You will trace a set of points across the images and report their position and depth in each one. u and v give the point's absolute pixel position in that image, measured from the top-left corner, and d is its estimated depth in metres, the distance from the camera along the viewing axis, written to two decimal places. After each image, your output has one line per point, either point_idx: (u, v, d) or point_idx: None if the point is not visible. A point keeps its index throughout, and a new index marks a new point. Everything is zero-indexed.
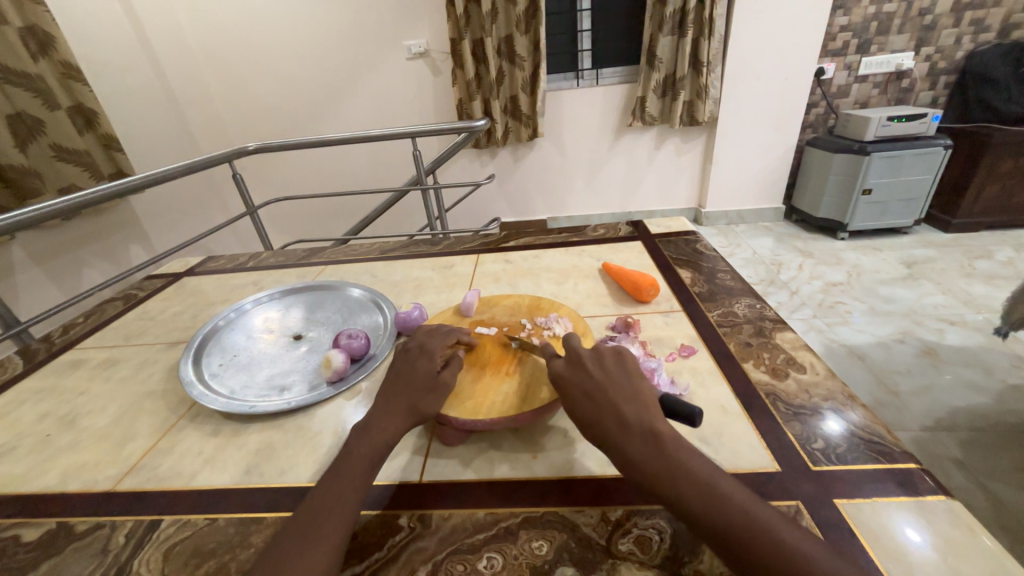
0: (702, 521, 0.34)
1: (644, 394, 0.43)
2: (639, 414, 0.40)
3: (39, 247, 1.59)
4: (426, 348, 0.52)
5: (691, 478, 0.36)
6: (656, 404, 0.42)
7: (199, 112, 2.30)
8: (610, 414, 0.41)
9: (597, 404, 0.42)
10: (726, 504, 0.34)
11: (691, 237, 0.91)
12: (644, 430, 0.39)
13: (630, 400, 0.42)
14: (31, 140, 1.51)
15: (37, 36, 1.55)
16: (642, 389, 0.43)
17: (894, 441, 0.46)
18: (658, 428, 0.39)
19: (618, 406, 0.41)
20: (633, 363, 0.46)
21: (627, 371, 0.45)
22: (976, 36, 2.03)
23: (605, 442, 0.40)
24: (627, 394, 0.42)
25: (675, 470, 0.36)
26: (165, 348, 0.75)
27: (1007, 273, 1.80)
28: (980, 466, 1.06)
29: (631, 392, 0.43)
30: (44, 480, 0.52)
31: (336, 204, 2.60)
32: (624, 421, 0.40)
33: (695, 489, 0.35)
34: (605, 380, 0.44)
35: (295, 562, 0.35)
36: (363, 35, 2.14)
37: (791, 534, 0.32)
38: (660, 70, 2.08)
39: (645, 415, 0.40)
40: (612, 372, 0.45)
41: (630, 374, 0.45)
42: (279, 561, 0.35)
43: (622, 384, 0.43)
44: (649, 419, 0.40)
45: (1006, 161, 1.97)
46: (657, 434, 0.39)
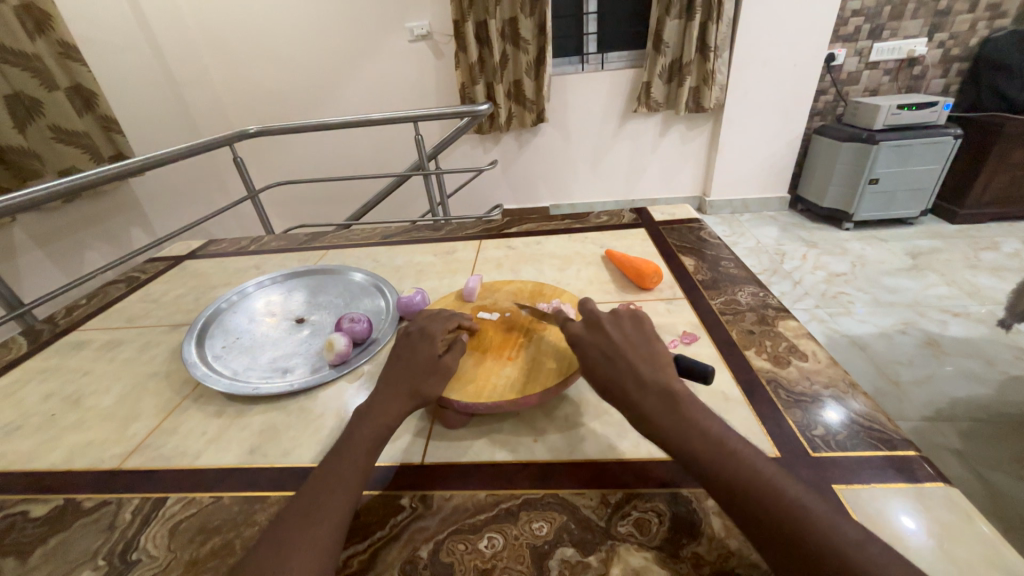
0: (709, 474, 0.35)
1: (661, 358, 0.43)
2: (655, 375, 0.41)
3: (41, 229, 1.59)
4: (428, 330, 0.52)
5: (702, 435, 0.37)
6: (671, 367, 0.43)
7: (199, 94, 2.27)
8: (628, 373, 0.42)
9: (615, 365, 0.43)
10: (733, 461, 0.35)
11: (695, 224, 0.90)
12: (660, 389, 0.40)
13: (649, 362, 0.43)
14: (30, 120, 1.49)
15: (33, 14, 1.52)
16: (660, 352, 0.44)
17: (894, 429, 0.46)
18: (674, 388, 0.40)
19: (636, 367, 0.42)
20: (650, 327, 0.47)
21: (646, 336, 0.46)
22: (991, 22, 1.98)
23: (621, 400, 0.41)
24: (644, 357, 0.43)
25: (688, 428, 0.37)
26: (168, 330, 0.75)
27: (1013, 264, 1.79)
28: (978, 457, 1.06)
29: (648, 355, 0.43)
30: (51, 458, 0.53)
31: (337, 189, 2.58)
32: (641, 381, 0.41)
33: (705, 445, 0.36)
34: (623, 343, 0.45)
35: (304, 532, 0.36)
36: (364, 16, 2.10)
37: (793, 489, 0.33)
38: (666, 55, 2.04)
39: (662, 376, 0.41)
40: (630, 335, 0.45)
41: (648, 338, 0.45)
42: (286, 533, 0.36)
43: (639, 346, 0.44)
44: (665, 380, 0.41)
45: (1017, 151, 1.93)
46: (673, 394, 0.40)
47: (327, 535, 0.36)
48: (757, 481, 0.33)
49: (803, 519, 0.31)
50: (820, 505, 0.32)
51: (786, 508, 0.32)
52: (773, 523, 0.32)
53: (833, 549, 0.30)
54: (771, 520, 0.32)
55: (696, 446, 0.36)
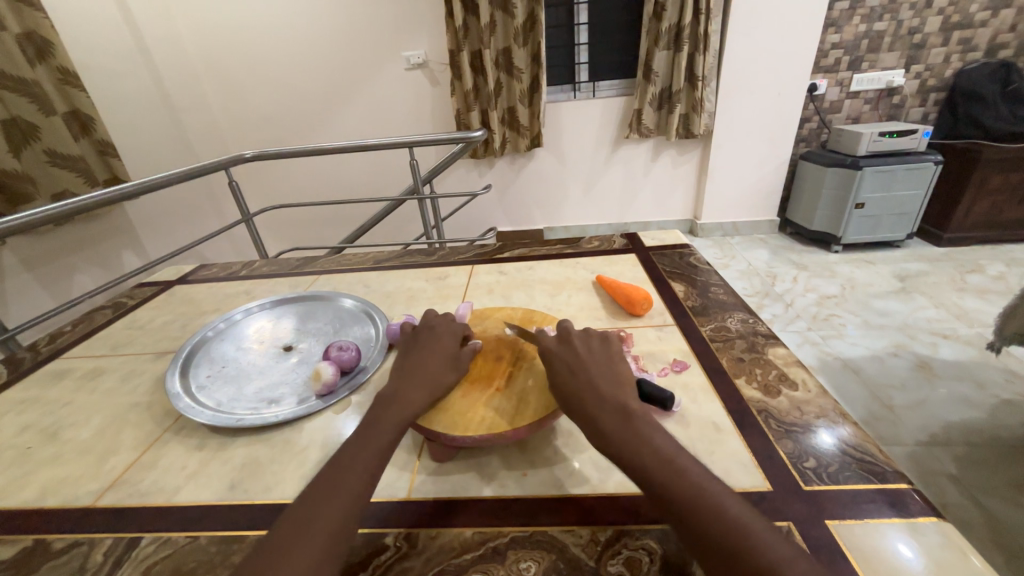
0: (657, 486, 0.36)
1: (625, 378, 0.46)
2: (615, 392, 0.44)
3: (31, 252, 1.58)
4: (444, 338, 0.57)
5: (653, 450, 0.38)
6: (631, 387, 0.46)
7: (197, 119, 2.30)
8: (588, 388, 0.44)
9: (577, 380, 0.46)
10: (679, 476, 0.36)
11: (685, 250, 0.91)
12: (618, 405, 0.42)
13: (610, 380, 0.45)
14: (26, 145, 1.50)
15: (35, 43, 1.56)
16: (621, 371, 0.47)
17: (885, 460, 0.45)
18: (631, 406, 0.42)
19: (597, 384, 0.45)
20: (618, 350, 0.50)
21: (611, 357, 0.49)
22: (964, 55, 2.08)
23: (581, 414, 0.43)
24: (606, 375, 0.46)
25: (641, 443, 0.39)
26: (153, 358, 0.74)
27: (999, 287, 1.82)
28: (975, 483, 1.05)
29: (612, 374, 0.46)
30: (23, 495, 0.51)
31: (333, 212, 2.60)
32: (601, 396, 0.43)
33: (654, 458, 0.38)
34: (588, 362, 0.48)
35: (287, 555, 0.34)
36: (363, 45, 2.16)
37: (737, 508, 0.34)
38: (655, 83, 2.11)
39: (620, 393, 0.44)
40: (596, 355, 0.49)
41: (612, 359, 0.48)
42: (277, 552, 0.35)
43: (603, 366, 0.47)
44: (623, 397, 0.43)
45: (996, 177, 1.99)
46: (628, 411, 0.42)
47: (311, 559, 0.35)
48: (706, 498, 0.35)
49: (748, 538, 0.32)
50: (759, 524, 0.33)
51: (727, 525, 0.33)
52: (713, 535, 0.33)
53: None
54: (712, 534, 0.33)
55: (646, 459, 0.38)
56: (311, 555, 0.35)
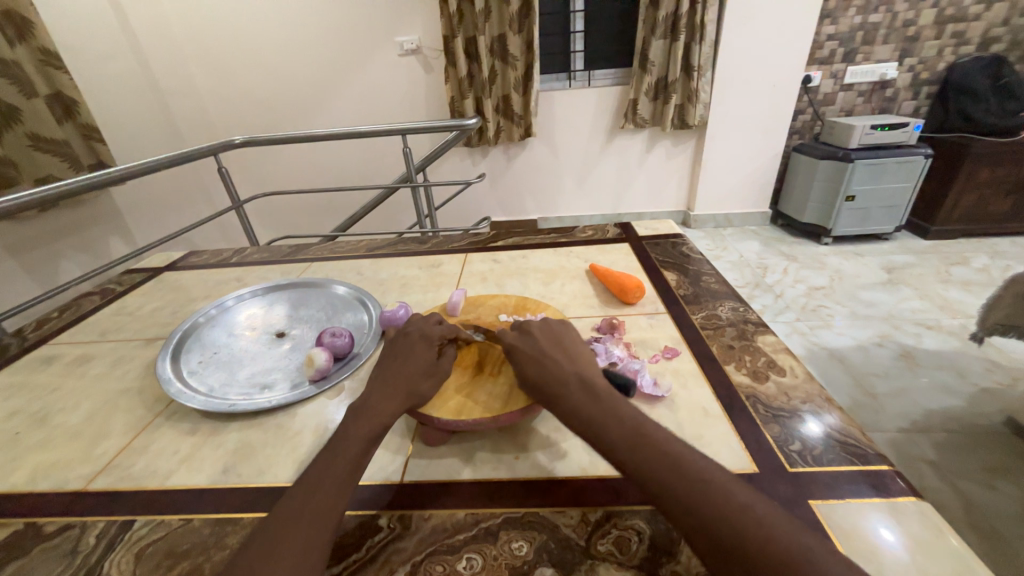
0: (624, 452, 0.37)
1: (588, 361, 0.47)
2: (578, 371, 0.45)
3: (15, 238, 1.55)
4: (426, 333, 0.53)
5: (617, 420, 0.39)
6: (593, 366, 0.47)
7: (184, 103, 2.25)
8: (552, 370, 0.45)
9: (542, 363, 0.46)
10: (644, 439, 0.37)
11: (678, 240, 0.92)
12: (582, 381, 0.43)
13: (572, 361, 0.46)
14: (6, 128, 1.46)
15: (15, 21, 1.50)
16: (583, 353, 0.48)
17: (868, 444, 0.46)
18: (596, 381, 0.43)
19: (560, 365, 0.46)
20: (576, 335, 0.51)
21: (572, 340, 0.50)
22: (956, 48, 2.09)
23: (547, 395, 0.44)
24: (569, 358, 0.47)
25: (605, 414, 0.40)
26: (143, 344, 0.73)
27: (982, 279, 1.86)
28: (953, 468, 1.09)
29: (573, 356, 0.47)
30: (12, 480, 0.51)
31: (324, 200, 2.57)
32: (563, 376, 0.44)
33: (617, 427, 0.39)
34: (549, 347, 0.48)
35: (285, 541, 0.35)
36: (355, 29, 2.12)
37: (701, 467, 0.35)
38: (651, 73, 2.09)
39: (582, 370, 0.45)
40: (557, 340, 0.49)
41: (573, 344, 0.49)
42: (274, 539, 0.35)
43: (564, 350, 0.48)
44: (586, 375, 0.44)
45: (984, 171, 2.02)
46: (592, 387, 0.42)
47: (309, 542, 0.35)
48: (670, 460, 0.35)
49: (716, 491, 0.33)
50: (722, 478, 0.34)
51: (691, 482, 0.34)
52: (679, 492, 0.34)
53: (777, 547, 0.30)
54: (677, 491, 0.34)
55: (610, 428, 0.39)
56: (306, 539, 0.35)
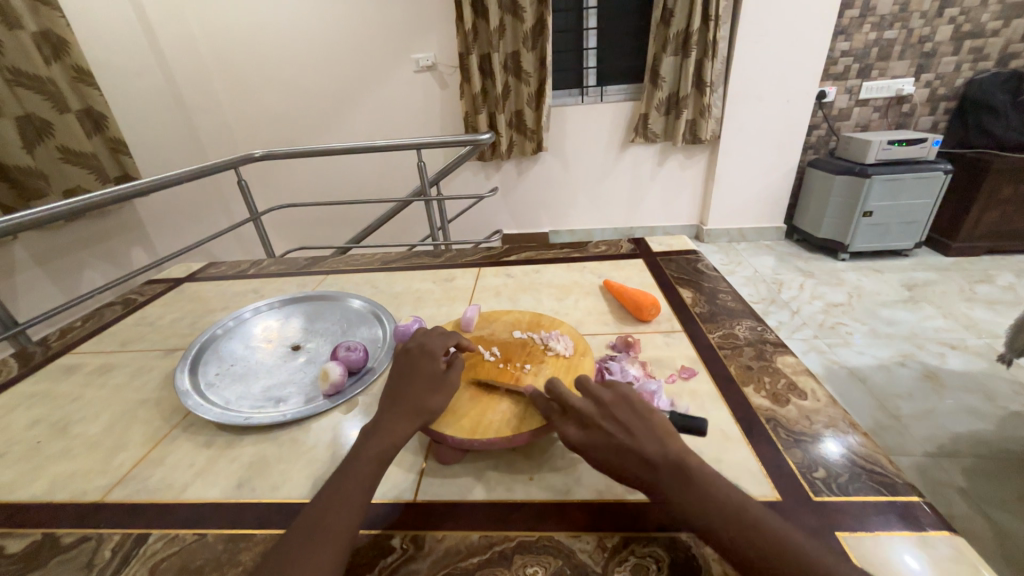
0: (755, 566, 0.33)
1: (658, 431, 0.40)
2: (660, 450, 0.38)
3: (42, 247, 1.60)
4: (430, 347, 0.52)
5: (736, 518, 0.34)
6: (676, 434, 0.40)
7: (209, 119, 2.33)
8: (633, 455, 0.39)
9: (621, 445, 0.40)
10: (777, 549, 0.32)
11: (692, 256, 0.91)
12: (673, 466, 0.37)
13: (652, 439, 0.39)
14: (39, 142, 1.52)
15: (51, 41, 1.58)
16: (661, 419, 0.41)
17: (895, 472, 0.45)
18: (686, 458, 0.37)
19: (643, 447, 0.39)
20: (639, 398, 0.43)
21: (637, 409, 0.42)
22: (975, 64, 2.07)
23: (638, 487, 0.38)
24: (644, 435, 0.40)
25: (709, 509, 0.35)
26: (162, 355, 0.75)
27: (1008, 298, 1.80)
28: (984, 495, 1.04)
29: (646, 432, 0.40)
30: (32, 489, 0.51)
31: (340, 213, 2.61)
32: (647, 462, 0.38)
33: (726, 524, 0.34)
34: (618, 426, 0.41)
35: (300, 563, 0.35)
36: (372, 47, 2.18)
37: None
38: (662, 88, 2.11)
39: (670, 449, 0.38)
40: (620, 412, 0.42)
41: (636, 411, 0.42)
42: (287, 560, 0.35)
43: (633, 425, 0.41)
44: (672, 449, 0.38)
45: (1007, 187, 1.98)
46: (684, 468, 0.37)
47: (326, 560, 0.35)
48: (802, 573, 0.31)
49: None
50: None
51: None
52: None
53: None
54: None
55: (720, 527, 0.34)
56: (322, 561, 0.35)
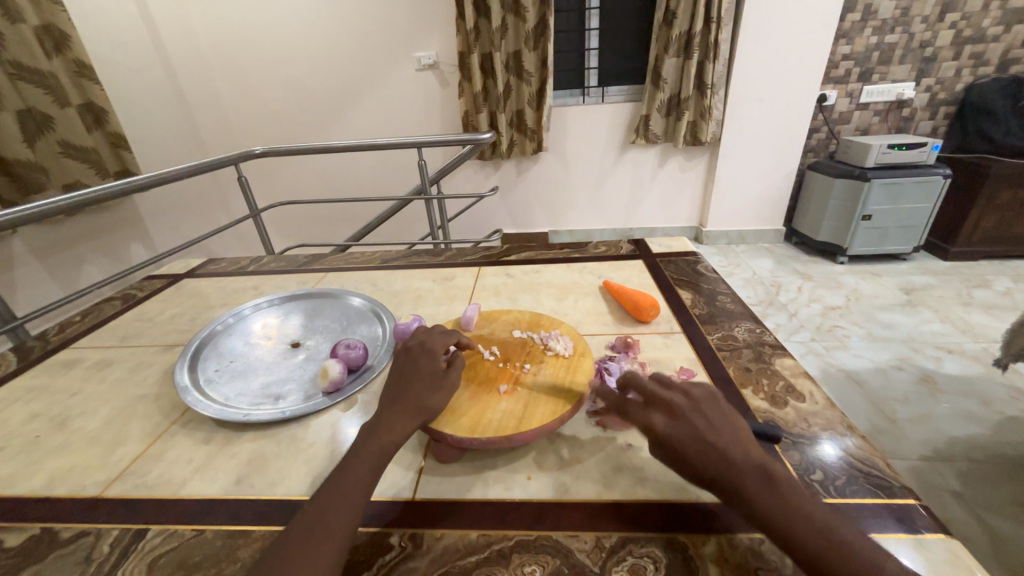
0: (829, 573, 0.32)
1: (744, 435, 0.40)
2: (745, 453, 0.38)
3: (41, 242, 1.59)
4: (429, 346, 0.52)
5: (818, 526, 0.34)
6: (757, 443, 0.40)
7: (209, 115, 2.33)
8: (718, 452, 0.38)
9: (708, 440, 0.39)
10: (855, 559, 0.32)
11: (692, 258, 0.91)
12: (758, 468, 0.37)
13: (737, 442, 0.39)
14: (39, 136, 1.52)
15: (52, 35, 1.57)
16: (744, 428, 0.41)
17: (893, 475, 0.45)
18: (771, 466, 0.37)
19: (727, 447, 0.38)
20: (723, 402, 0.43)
21: (722, 412, 0.42)
22: (975, 69, 2.07)
23: (717, 486, 0.37)
24: (732, 436, 0.39)
25: (797, 517, 0.34)
26: (161, 351, 0.75)
27: (1005, 303, 1.81)
28: (979, 499, 1.05)
29: (733, 434, 0.39)
30: (31, 483, 0.51)
31: (339, 211, 2.61)
32: (734, 463, 0.37)
33: (810, 529, 0.34)
34: (705, 423, 0.40)
35: (301, 562, 0.35)
36: (374, 45, 2.18)
37: None
38: (664, 90, 2.11)
39: (753, 453, 0.38)
40: (706, 411, 0.41)
41: (722, 413, 0.41)
42: (287, 559, 0.35)
43: (720, 425, 0.40)
44: (757, 456, 0.38)
45: (1005, 192, 1.99)
46: (770, 473, 0.37)
47: (328, 558, 0.35)
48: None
49: None
50: None
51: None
52: None
53: None
54: None
55: (803, 531, 0.34)
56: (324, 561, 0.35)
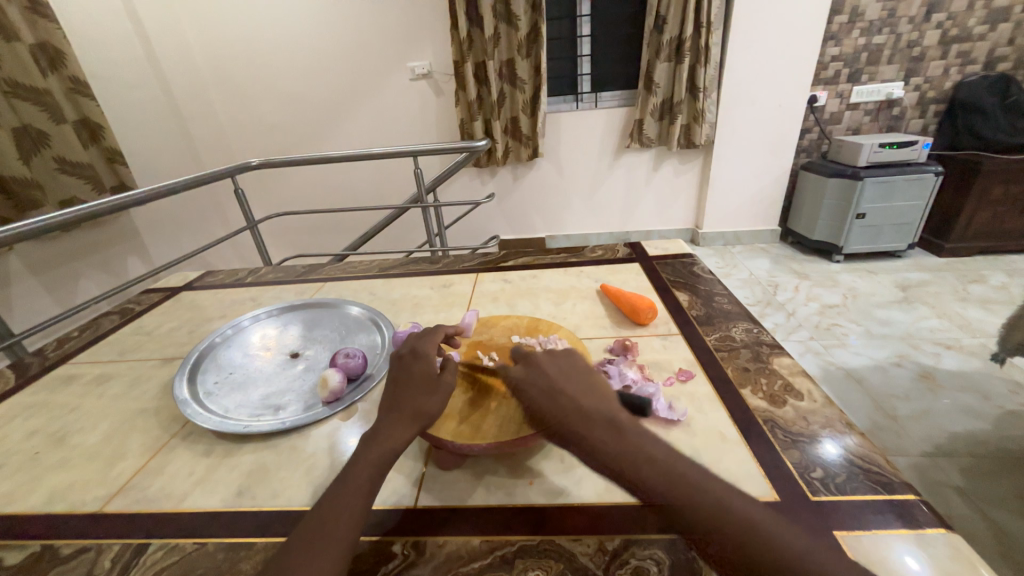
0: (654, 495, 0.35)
1: (601, 389, 0.44)
2: (597, 404, 0.42)
3: (37, 258, 1.59)
4: (422, 353, 0.52)
5: (648, 458, 0.37)
6: (610, 396, 0.44)
7: (205, 128, 2.34)
8: (566, 401, 0.42)
9: (558, 392, 0.43)
10: (680, 479, 0.36)
11: (688, 259, 0.92)
12: (604, 417, 0.40)
13: (588, 396, 0.43)
14: (35, 153, 1.52)
15: (47, 52, 1.59)
16: (601, 383, 0.45)
17: (892, 472, 0.45)
18: (616, 414, 0.41)
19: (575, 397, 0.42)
20: (585, 364, 0.48)
21: (581, 372, 0.46)
22: (963, 68, 2.10)
23: (563, 429, 0.41)
24: (583, 390, 0.43)
25: (637, 457, 0.37)
26: (160, 364, 0.75)
27: (1001, 297, 1.82)
28: (981, 494, 1.05)
29: (588, 388, 0.44)
30: (30, 500, 0.51)
31: (336, 221, 2.62)
32: (579, 409, 0.41)
33: (641, 459, 0.37)
34: (562, 381, 0.45)
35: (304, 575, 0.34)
36: (369, 56, 2.20)
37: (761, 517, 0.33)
38: (657, 94, 2.13)
39: (602, 402, 0.42)
40: (565, 371, 0.46)
41: (581, 372, 0.46)
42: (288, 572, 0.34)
43: (573, 381, 0.44)
44: (606, 406, 0.42)
45: (997, 188, 2.00)
46: (616, 421, 0.40)
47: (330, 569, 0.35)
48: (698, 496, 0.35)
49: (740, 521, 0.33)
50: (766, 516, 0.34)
51: (730, 521, 0.33)
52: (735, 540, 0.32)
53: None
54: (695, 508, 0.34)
55: (633, 460, 0.37)
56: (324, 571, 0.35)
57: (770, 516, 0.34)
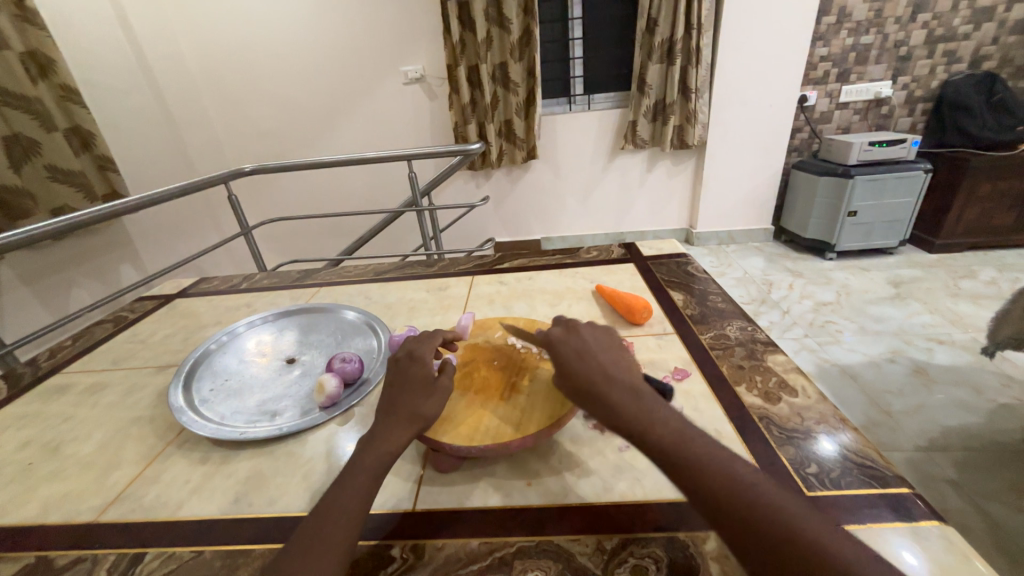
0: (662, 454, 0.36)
1: (629, 362, 0.45)
2: (623, 371, 0.43)
3: (29, 267, 1.58)
4: (419, 355, 0.52)
5: (663, 422, 0.38)
6: (635, 369, 0.45)
7: (197, 135, 2.33)
8: (594, 363, 0.43)
9: (588, 354, 0.44)
10: (690, 445, 0.36)
11: (683, 259, 0.92)
12: (628, 382, 0.41)
13: (617, 363, 0.44)
14: (26, 161, 1.50)
15: (37, 60, 1.57)
16: (629, 358, 0.46)
17: (887, 466, 0.46)
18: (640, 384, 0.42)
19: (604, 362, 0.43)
20: (619, 339, 0.49)
21: (612, 343, 0.47)
22: (949, 66, 2.13)
23: (586, 385, 0.42)
24: (612, 359, 0.44)
25: (653, 419, 0.38)
26: (155, 372, 0.74)
27: (991, 292, 1.85)
28: (975, 487, 1.06)
29: (617, 358, 0.45)
30: (23, 512, 0.51)
31: (331, 225, 2.61)
32: (607, 371, 0.42)
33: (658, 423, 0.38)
34: (593, 348, 0.45)
35: None
36: (362, 61, 2.20)
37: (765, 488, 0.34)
38: (649, 95, 2.14)
39: (629, 372, 0.43)
40: (598, 340, 0.47)
41: (614, 345, 0.47)
42: None
43: (606, 350, 0.45)
44: (632, 376, 0.43)
45: (984, 184, 2.03)
46: (638, 388, 0.41)
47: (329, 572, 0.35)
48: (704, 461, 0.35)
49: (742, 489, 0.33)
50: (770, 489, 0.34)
51: (733, 487, 0.34)
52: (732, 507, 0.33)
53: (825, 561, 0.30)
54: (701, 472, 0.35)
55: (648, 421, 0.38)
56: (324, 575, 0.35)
57: (771, 485, 0.34)
